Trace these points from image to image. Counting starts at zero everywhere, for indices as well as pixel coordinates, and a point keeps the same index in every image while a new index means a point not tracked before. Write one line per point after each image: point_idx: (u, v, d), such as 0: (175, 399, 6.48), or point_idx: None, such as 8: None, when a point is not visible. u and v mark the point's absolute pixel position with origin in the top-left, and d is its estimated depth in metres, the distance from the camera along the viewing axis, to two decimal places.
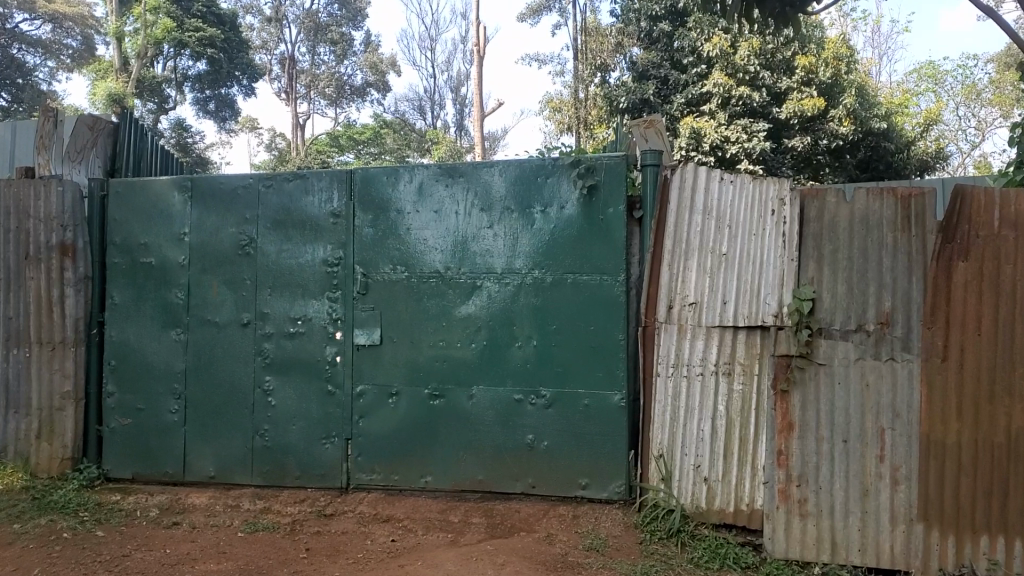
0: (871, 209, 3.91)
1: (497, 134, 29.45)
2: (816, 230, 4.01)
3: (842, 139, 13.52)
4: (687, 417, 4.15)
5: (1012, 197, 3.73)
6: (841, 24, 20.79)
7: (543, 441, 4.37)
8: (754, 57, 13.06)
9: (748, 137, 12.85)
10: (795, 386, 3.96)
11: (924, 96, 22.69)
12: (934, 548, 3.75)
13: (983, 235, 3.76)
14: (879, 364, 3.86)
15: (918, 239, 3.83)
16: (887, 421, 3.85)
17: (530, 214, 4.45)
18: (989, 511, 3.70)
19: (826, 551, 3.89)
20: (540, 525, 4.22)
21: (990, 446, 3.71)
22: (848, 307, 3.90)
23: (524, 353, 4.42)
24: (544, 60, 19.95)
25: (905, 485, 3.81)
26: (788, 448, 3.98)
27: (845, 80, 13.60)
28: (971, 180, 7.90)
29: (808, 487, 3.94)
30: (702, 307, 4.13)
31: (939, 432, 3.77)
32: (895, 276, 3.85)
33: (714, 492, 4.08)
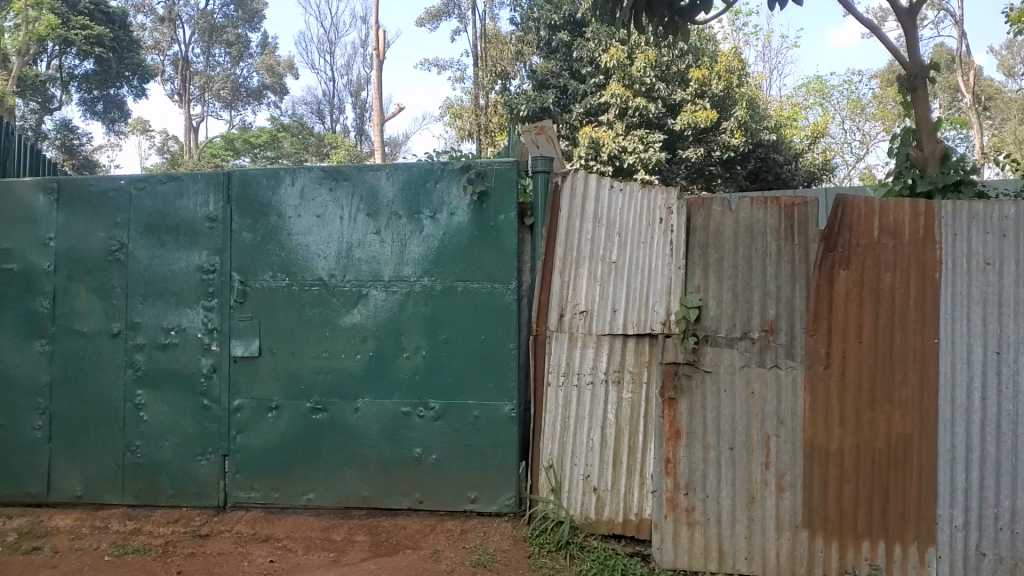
0: (755, 218, 3.91)
1: (398, 140, 29.19)
2: (703, 239, 3.99)
3: (734, 150, 13.81)
4: (577, 427, 4.09)
5: (891, 206, 3.79)
6: (734, 38, 21.38)
7: (431, 454, 4.24)
8: (650, 69, 13.16)
9: (644, 147, 12.99)
10: (682, 394, 3.94)
11: (812, 110, 23.42)
12: (818, 554, 3.78)
13: (863, 243, 3.80)
14: (764, 372, 3.86)
15: (801, 247, 3.84)
16: (772, 428, 3.86)
17: (419, 220, 4.32)
18: (871, 517, 3.75)
19: (713, 560, 3.88)
20: (427, 541, 4.09)
21: (871, 452, 3.76)
22: (733, 315, 3.90)
23: (413, 364, 4.28)
24: (443, 66, 19.81)
25: (790, 491, 3.82)
26: (675, 456, 3.95)
27: (737, 93, 13.88)
28: (855, 191, 8.18)
29: (695, 495, 3.92)
30: (593, 315, 4.09)
31: (822, 438, 3.80)
32: (779, 284, 3.86)
33: (603, 501, 4.04)
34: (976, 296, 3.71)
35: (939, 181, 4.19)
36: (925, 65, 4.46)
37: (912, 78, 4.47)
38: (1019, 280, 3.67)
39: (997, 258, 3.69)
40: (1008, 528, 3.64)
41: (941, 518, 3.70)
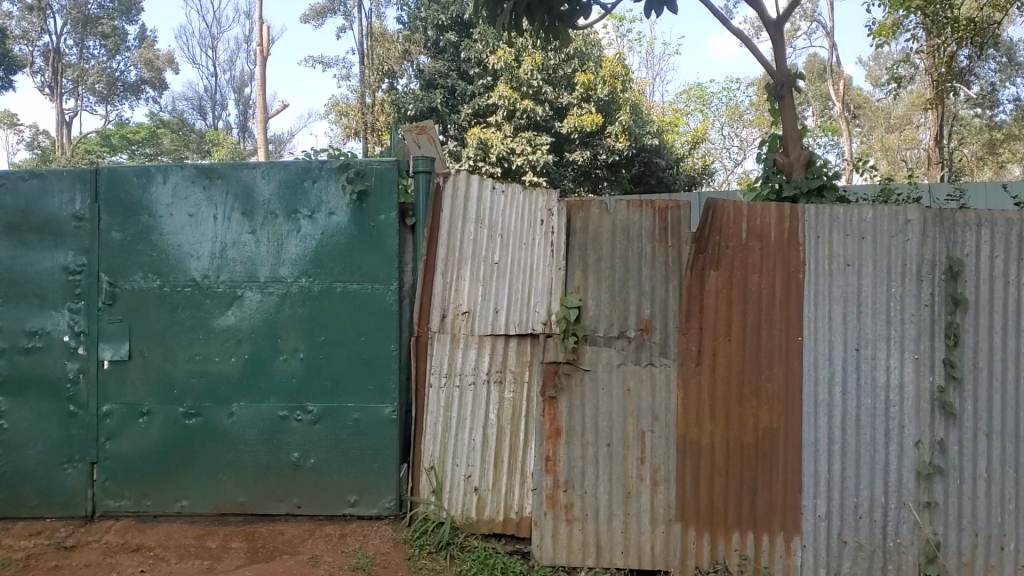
0: (631, 221, 4.00)
1: (283, 138, 28.66)
2: (581, 240, 4.04)
3: (618, 154, 14.06)
4: (458, 427, 4.07)
5: (758, 209, 3.93)
6: (618, 43, 21.82)
7: (309, 458, 4.18)
8: (537, 72, 13.33)
9: (532, 149, 13.13)
10: (562, 393, 3.99)
11: (693, 116, 24.11)
12: (691, 546, 3.90)
13: (732, 245, 3.93)
14: (639, 369, 3.96)
15: (675, 249, 3.96)
16: (647, 425, 3.95)
17: (296, 220, 4.25)
18: (740, 508, 3.89)
19: (591, 555, 3.95)
20: (305, 546, 4.03)
21: (740, 446, 3.90)
22: (610, 315, 3.99)
23: (291, 366, 4.22)
24: (329, 63, 19.55)
25: (664, 485, 3.93)
26: (555, 454, 3.99)
27: (620, 98, 14.06)
28: (724, 195, 8.49)
29: (574, 492, 3.97)
30: (475, 316, 4.09)
31: (694, 433, 3.92)
32: (654, 285, 3.96)
33: (484, 501, 4.05)
34: (837, 295, 3.89)
35: (803, 186, 4.38)
36: (791, 74, 4.69)
37: (779, 87, 4.68)
38: (876, 280, 3.87)
39: (856, 260, 3.89)
40: (866, 516, 3.83)
41: (805, 508, 3.86)
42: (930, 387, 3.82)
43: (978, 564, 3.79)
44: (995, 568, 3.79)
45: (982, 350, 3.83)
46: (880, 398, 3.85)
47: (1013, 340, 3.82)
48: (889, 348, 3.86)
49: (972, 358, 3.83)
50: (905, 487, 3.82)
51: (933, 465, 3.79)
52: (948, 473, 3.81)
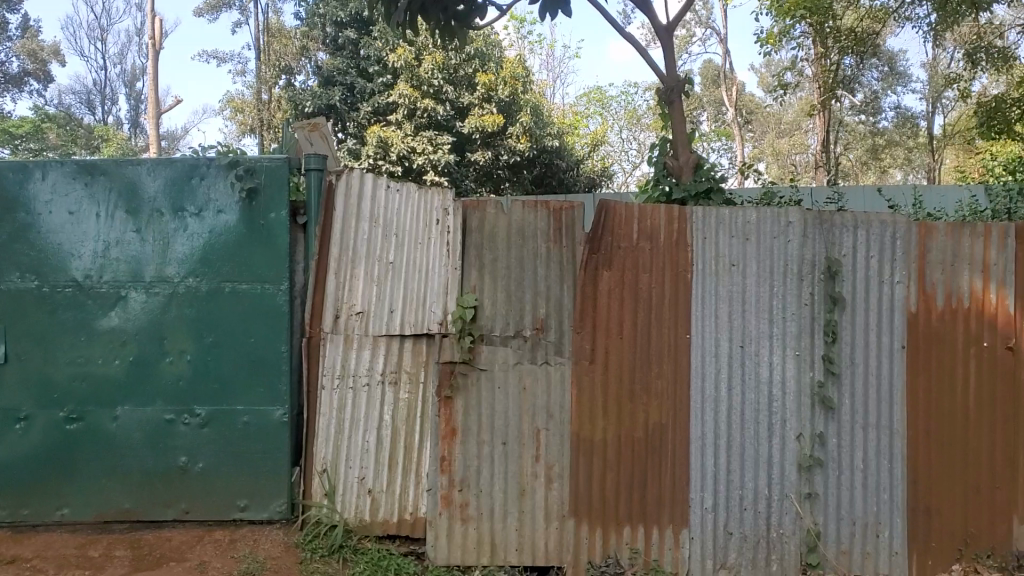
0: (526, 221, 4.03)
1: (177, 135, 27.87)
2: (478, 240, 4.03)
3: (519, 155, 14.14)
4: (352, 429, 4.01)
5: (649, 211, 4.01)
6: (518, 45, 21.96)
7: (198, 463, 4.08)
8: (437, 71, 13.28)
9: (433, 148, 13.07)
10: (458, 393, 3.96)
11: (593, 119, 24.45)
12: (583, 541, 3.95)
13: (624, 245, 4.00)
14: (535, 367, 3.98)
15: (569, 250, 4.00)
16: (542, 422, 3.97)
17: (183, 218, 4.14)
18: (631, 503, 3.96)
19: (485, 553, 3.95)
20: (193, 553, 3.92)
21: (631, 441, 3.97)
22: (506, 313, 3.99)
23: (178, 368, 4.10)
24: (224, 59, 19.10)
25: (558, 482, 3.96)
26: (451, 454, 3.96)
27: (522, 99, 14.19)
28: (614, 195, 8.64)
29: (469, 491, 3.95)
30: (369, 316, 4.01)
31: (587, 430, 3.97)
32: (548, 284, 4.00)
33: (378, 503, 4.00)
34: (722, 294, 4.00)
35: (692, 189, 4.48)
36: (680, 79, 4.84)
37: (669, 91, 4.83)
38: (759, 280, 4.00)
39: (741, 260, 4.01)
40: (750, 507, 3.95)
41: (693, 501, 3.96)
42: (811, 382, 3.97)
43: (856, 551, 3.95)
44: (871, 555, 3.95)
45: (858, 346, 3.99)
46: (763, 393, 3.98)
47: (887, 338, 3.99)
48: (771, 345, 3.99)
49: (849, 354, 3.99)
50: (787, 479, 3.95)
51: (813, 457, 3.93)
52: (828, 464, 3.96)
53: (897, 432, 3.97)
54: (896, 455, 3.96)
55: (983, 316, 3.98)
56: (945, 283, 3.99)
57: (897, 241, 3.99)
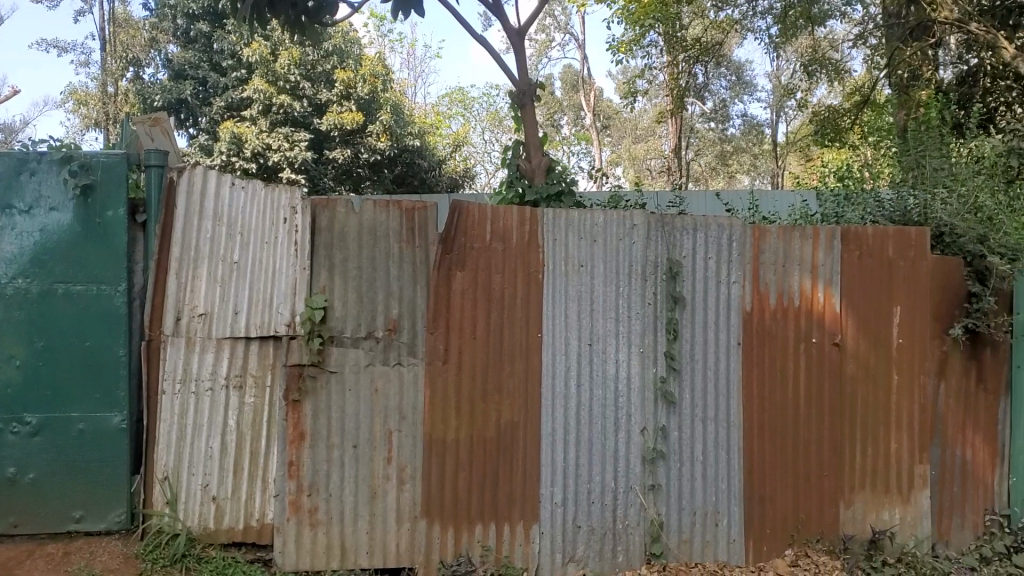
0: (378, 221, 3.93)
1: (14, 127, 26.30)
2: (327, 239, 3.90)
3: (379, 154, 14.03)
4: (195, 435, 3.84)
5: (501, 212, 4.02)
6: (379, 43, 21.79)
7: (28, 473, 3.84)
8: (294, 66, 13.01)
9: (289, 145, 12.83)
10: (307, 396, 3.84)
11: (455, 119, 24.52)
12: (435, 541, 3.92)
13: (477, 246, 3.98)
14: (387, 369, 3.91)
15: (422, 250, 3.95)
16: (394, 424, 3.91)
17: (10, 215, 3.88)
18: (483, 501, 3.96)
19: (335, 557, 3.86)
20: (22, 568, 3.69)
21: (483, 440, 3.97)
22: (357, 315, 3.89)
23: (5, 374, 3.83)
24: (66, 48, 18.14)
25: (410, 483, 3.92)
26: (299, 459, 3.84)
27: (381, 97, 14.02)
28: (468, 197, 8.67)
29: (318, 495, 3.85)
30: (213, 318, 3.84)
31: (440, 430, 3.94)
32: (401, 285, 3.93)
33: (223, 510, 3.86)
34: (572, 294, 4.08)
35: (543, 191, 4.55)
36: (531, 83, 4.92)
37: (521, 96, 4.90)
38: (606, 280, 4.10)
39: (589, 261, 4.09)
40: (598, 500, 4.04)
41: (543, 496, 4.01)
42: (654, 377, 4.11)
43: (697, 539, 4.11)
44: (710, 543, 4.12)
45: (698, 343, 4.16)
46: (609, 389, 4.08)
47: (724, 335, 4.18)
48: (617, 343, 4.10)
49: (690, 351, 4.15)
50: (631, 470, 4.07)
51: (656, 450, 4.07)
52: (670, 457, 4.11)
53: (734, 424, 4.16)
54: (732, 446, 4.16)
55: (811, 314, 4.23)
56: (777, 283, 4.22)
57: (734, 243, 4.19)
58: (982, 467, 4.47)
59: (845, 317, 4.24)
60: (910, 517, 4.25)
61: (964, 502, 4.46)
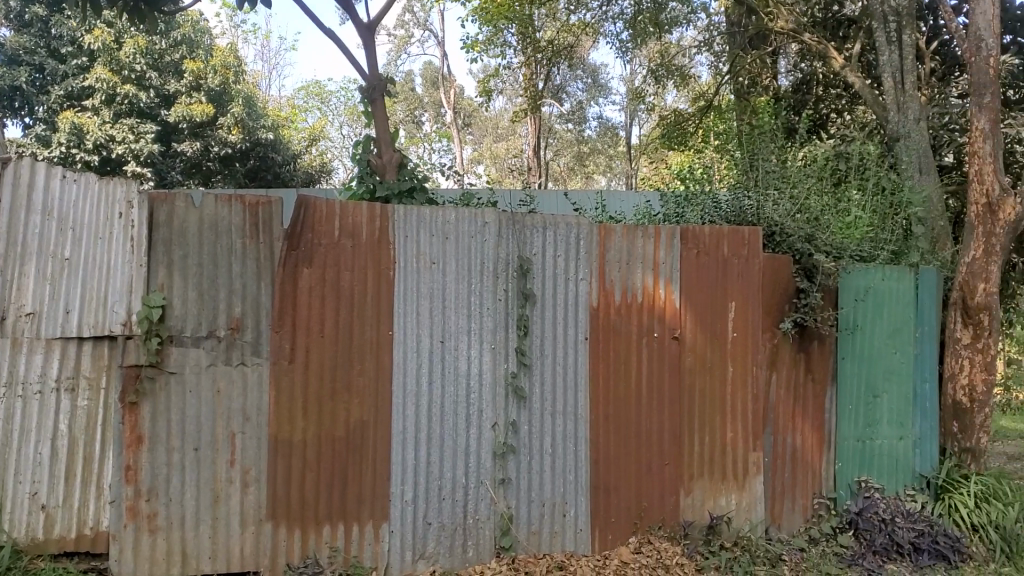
0: (220, 216, 3.72)
1: None
2: (167, 234, 3.65)
3: (231, 147, 13.58)
4: (22, 440, 3.51)
5: (350, 208, 3.91)
6: (231, 33, 21.15)
7: None
8: (140, 55, 12.49)
9: (134, 137, 12.26)
10: (145, 398, 3.60)
11: (311, 113, 24.13)
12: (281, 544, 3.79)
13: (324, 242, 3.86)
14: (229, 370, 3.72)
15: (266, 246, 3.78)
16: (237, 425, 3.74)
17: None
18: (331, 501, 3.86)
19: (176, 564, 3.64)
20: None
21: (332, 440, 3.87)
22: (198, 313, 3.68)
23: None
24: None
25: (254, 486, 3.75)
26: (136, 463, 3.59)
27: (234, 89, 13.64)
28: (318, 194, 8.51)
29: (157, 500, 3.62)
30: (41, 317, 3.52)
31: (286, 431, 3.80)
32: (245, 282, 3.75)
33: (54, 519, 3.55)
34: (423, 291, 4.04)
35: (394, 187, 4.53)
36: (383, 79, 4.91)
37: (371, 91, 4.89)
38: (457, 277, 4.09)
39: (441, 258, 4.06)
40: (449, 496, 4.04)
41: (393, 495, 3.96)
42: (504, 373, 4.14)
43: (545, 530, 4.19)
44: (558, 534, 4.21)
45: (546, 339, 4.23)
46: (462, 386, 4.08)
47: (572, 330, 4.27)
48: (469, 340, 4.10)
49: (539, 346, 4.21)
50: (482, 466, 4.09)
51: (506, 444, 4.10)
52: (520, 450, 4.15)
53: (581, 417, 4.26)
54: (580, 438, 4.26)
55: (653, 310, 4.39)
56: (621, 280, 4.35)
57: (581, 241, 4.29)
58: (811, 452, 4.79)
59: (684, 313, 4.44)
60: (746, 501, 4.51)
61: (795, 485, 4.74)
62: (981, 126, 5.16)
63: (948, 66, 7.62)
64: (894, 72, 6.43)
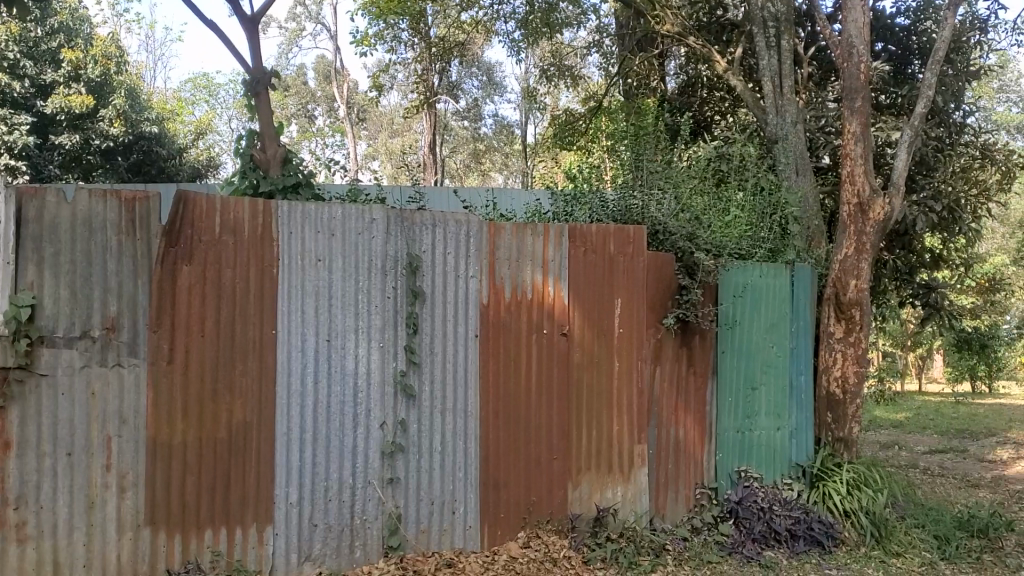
0: (94, 212, 3.42)
1: None
2: (36, 232, 3.32)
3: (113, 141, 13.11)
4: None
5: (231, 203, 3.72)
6: (113, 22, 20.38)
7: None
8: (12, 43, 11.93)
9: (7, 130, 11.70)
10: (13, 402, 3.28)
11: (199, 107, 23.50)
12: (160, 549, 3.55)
13: (205, 240, 3.66)
14: (105, 371, 3.44)
15: (144, 243, 3.52)
16: (113, 428, 3.47)
17: None
18: (212, 505, 3.66)
19: None
20: None
21: (214, 441, 3.67)
22: (71, 314, 3.38)
23: None
24: None
25: (132, 491, 3.50)
26: (4, 470, 3.26)
27: (115, 80, 13.24)
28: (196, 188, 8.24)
29: (27, 508, 3.30)
30: None
31: (166, 434, 3.56)
32: (120, 280, 3.47)
33: None
34: (310, 289, 3.90)
35: (279, 182, 4.46)
36: (267, 73, 4.78)
37: (255, 84, 4.74)
38: (344, 275, 3.99)
39: (327, 255, 3.95)
40: (335, 498, 3.94)
41: (277, 497, 3.80)
42: (393, 371, 4.10)
43: (434, 529, 4.18)
44: (448, 531, 4.21)
45: (436, 337, 4.22)
46: (349, 386, 3.99)
47: (462, 328, 4.27)
48: (357, 338, 4.01)
49: (428, 345, 4.20)
50: (370, 466, 4.02)
51: (395, 444, 4.07)
52: (409, 449, 4.13)
53: (471, 414, 4.27)
54: (470, 435, 4.27)
55: (542, 307, 4.45)
56: (511, 277, 4.39)
57: (471, 238, 4.30)
58: (693, 444, 4.93)
59: (572, 309, 4.52)
60: (631, 492, 4.63)
61: (678, 476, 4.87)
62: (852, 129, 5.41)
63: (825, 71, 7.93)
64: (773, 76, 6.67)
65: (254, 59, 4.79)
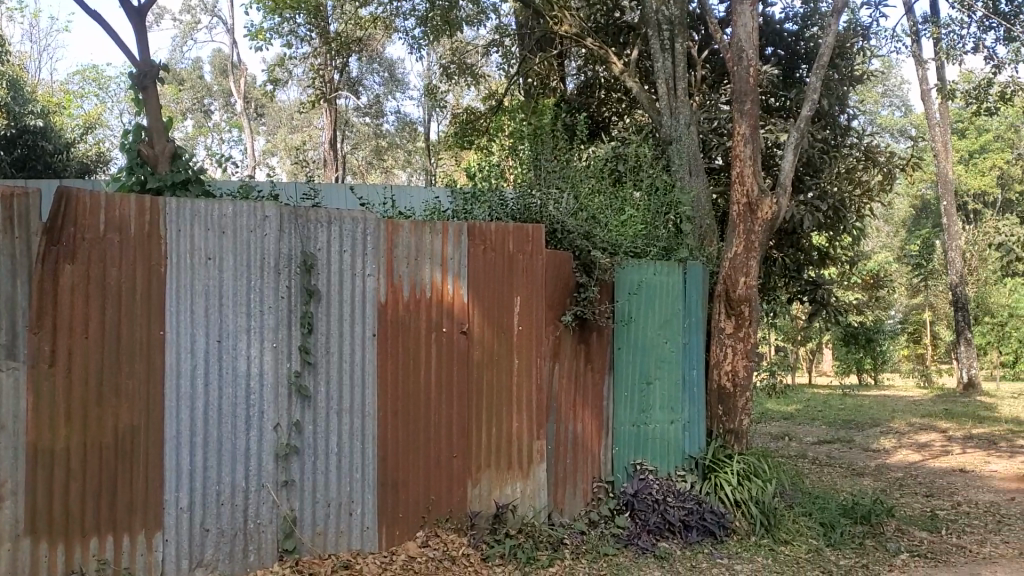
0: None
1: None
2: None
3: None
4: None
5: (116, 200, 3.60)
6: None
7: None
8: None
9: None
10: None
11: (87, 99, 22.69)
12: (41, 560, 3.39)
13: (89, 238, 3.53)
14: None
15: (22, 241, 3.38)
16: None
17: None
18: (98, 512, 3.53)
19: None
20: None
21: (99, 446, 3.54)
22: None
23: None
24: None
25: (11, 499, 3.33)
26: None
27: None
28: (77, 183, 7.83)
29: None
30: None
31: (48, 439, 3.41)
32: None
33: None
34: (199, 289, 3.81)
35: (167, 179, 4.31)
36: (155, 66, 4.68)
37: (143, 77, 4.65)
38: (236, 273, 3.90)
39: (217, 253, 3.86)
40: (227, 502, 3.85)
41: (166, 502, 3.70)
42: (287, 373, 4.03)
43: (331, 530, 4.14)
44: (344, 533, 4.17)
45: (332, 336, 4.16)
46: (241, 387, 3.90)
47: (358, 327, 4.23)
48: (249, 339, 3.93)
49: (324, 345, 4.14)
50: (263, 469, 3.95)
51: (289, 445, 4.00)
52: (304, 451, 4.07)
53: (369, 414, 4.24)
54: (367, 436, 4.23)
55: (441, 305, 4.45)
56: (409, 276, 4.37)
57: (367, 236, 4.26)
58: (590, 439, 5.00)
59: (470, 307, 4.53)
60: (530, 489, 4.68)
61: (576, 471, 4.93)
62: (742, 131, 5.57)
63: (718, 74, 8.15)
64: (668, 79, 6.82)
65: (141, 51, 4.67)
